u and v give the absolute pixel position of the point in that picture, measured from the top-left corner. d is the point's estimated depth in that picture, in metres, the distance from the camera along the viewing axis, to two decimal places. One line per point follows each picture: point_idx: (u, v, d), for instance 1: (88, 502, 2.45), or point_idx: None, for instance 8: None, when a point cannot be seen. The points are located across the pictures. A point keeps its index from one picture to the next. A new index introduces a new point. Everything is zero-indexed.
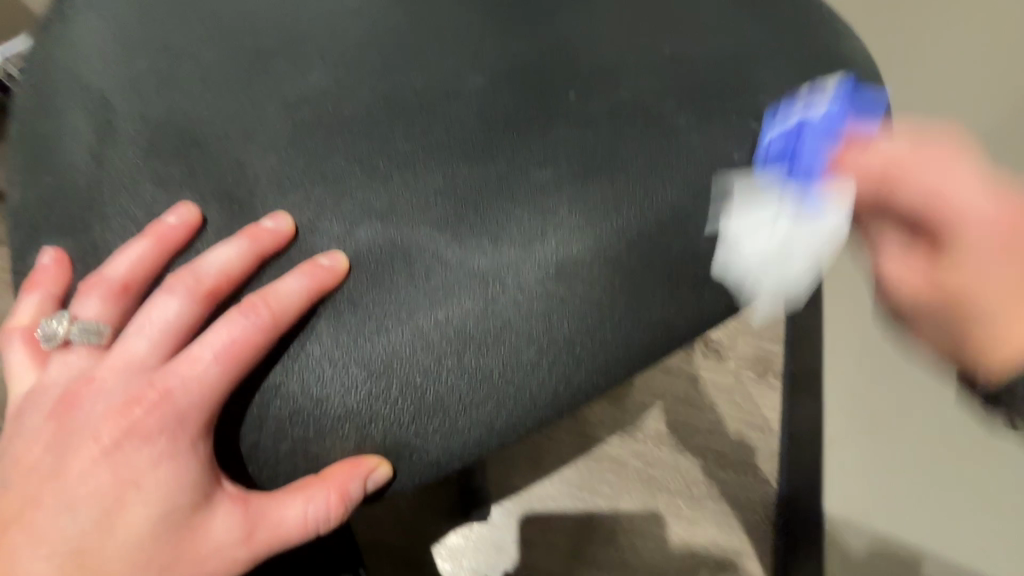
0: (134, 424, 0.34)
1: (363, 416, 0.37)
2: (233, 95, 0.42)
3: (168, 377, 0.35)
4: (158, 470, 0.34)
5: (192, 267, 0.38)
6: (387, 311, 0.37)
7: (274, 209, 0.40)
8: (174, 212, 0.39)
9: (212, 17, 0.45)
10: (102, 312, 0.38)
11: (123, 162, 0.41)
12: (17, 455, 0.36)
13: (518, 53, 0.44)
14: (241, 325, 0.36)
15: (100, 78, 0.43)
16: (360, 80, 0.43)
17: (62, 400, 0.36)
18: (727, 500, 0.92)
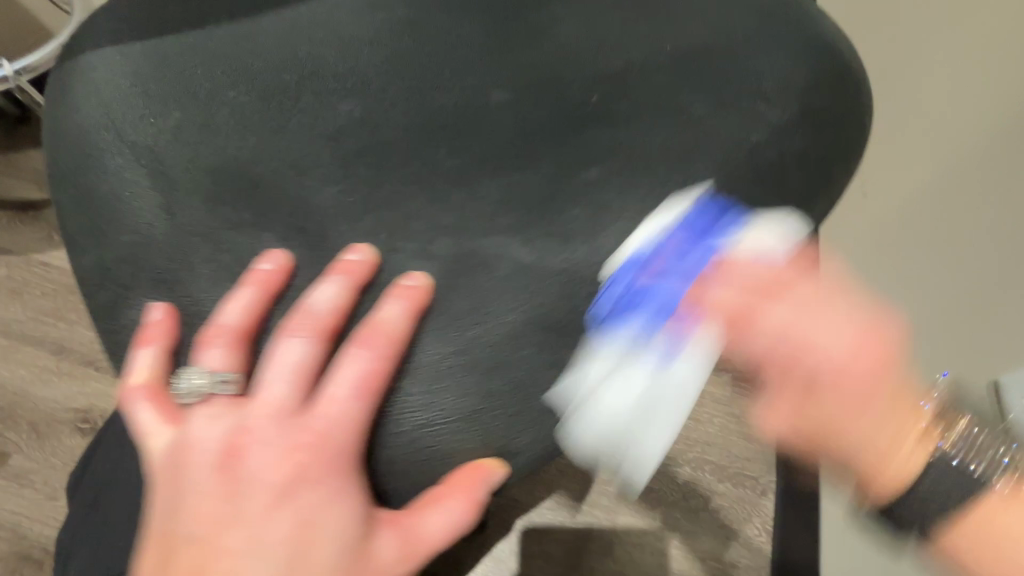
0: (304, 469, 0.34)
1: (461, 427, 0.37)
2: (275, 134, 0.44)
3: (317, 419, 0.35)
4: (336, 510, 0.34)
5: (303, 308, 0.38)
6: (487, 330, 0.38)
7: (354, 243, 0.41)
8: (268, 259, 0.40)
9: (244, 51, 0.47)
10: (229, 359, 0.37)
11: (188, 209, 0.42)
12: (193, 508, 0.34)
13: (546, 84, 0.46)
14: (367, 356, 0.36)
15: (141, 127, 0.44)
16: (396, 112, 0.45)
17: (226, 451, 0.35)
18: (727, 513, 0.92)
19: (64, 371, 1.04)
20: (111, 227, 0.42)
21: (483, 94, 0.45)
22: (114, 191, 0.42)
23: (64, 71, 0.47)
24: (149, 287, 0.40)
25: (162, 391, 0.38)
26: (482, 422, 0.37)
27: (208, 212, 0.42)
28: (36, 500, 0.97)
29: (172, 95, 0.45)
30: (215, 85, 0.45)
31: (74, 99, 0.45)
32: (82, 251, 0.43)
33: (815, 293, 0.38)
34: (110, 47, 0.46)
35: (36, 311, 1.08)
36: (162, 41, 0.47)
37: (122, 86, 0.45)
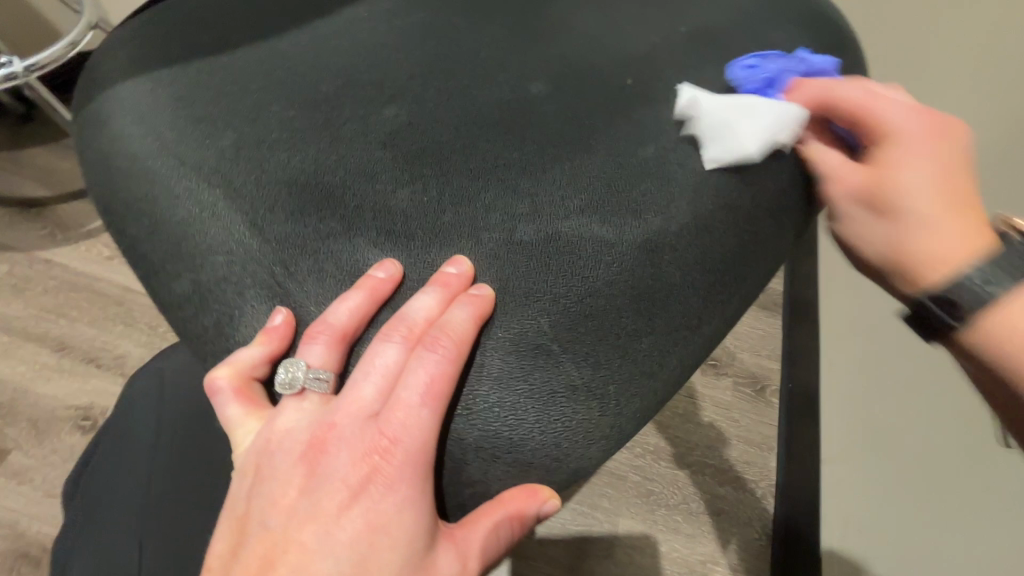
0: (376, 472, 0.34)
1: (572, 392, 0.36)
2: (333, 143, 0.44)
3: (391, 424, 0.34)
4: (404, 518, 0.33)
5: (400, 316, 0.38)
6: (596, 301, 0.39)
7: (452, 256, 0.40)
8: (383, 267, 0.39)
9: (285, 52, 0.48)
10: (327, 359, 0.37)
11: (274, 222, 0.40)
12: (272, 497, 0.35)
13: (583, 91, 0.47)
14: (439, 359, 0.35)
15: (202, 149, 0.42)
16: (441, 115, 0.46)
17: (312, 446, 0.35)
18: (728, 515, 0.94)
19: (66, 368, 1.04)
20: (199, 253, 0.39)
21: (525, 101, 0.47)
22: (189, 218, 0.40)
23: (92, 114, 0.45)
24: (189, 266, 0.39)
25: (250, 385, 0.38)
26: (597, 389, 0.37)
27: (296, 223, 0.40)
28: (33, 497, 0.96)
29: (223, 116, 0.44)
30: (263, 87, 0.46)
31: (117, 129, 0.43)
32: (173, 280, 0.39)
33: (883, 96, 0.43)
34: (152, 53, 0.47)
35: (39, 308, 1.09)
36: (205, 44, 0.48)
37: (171, 112, 0.44)
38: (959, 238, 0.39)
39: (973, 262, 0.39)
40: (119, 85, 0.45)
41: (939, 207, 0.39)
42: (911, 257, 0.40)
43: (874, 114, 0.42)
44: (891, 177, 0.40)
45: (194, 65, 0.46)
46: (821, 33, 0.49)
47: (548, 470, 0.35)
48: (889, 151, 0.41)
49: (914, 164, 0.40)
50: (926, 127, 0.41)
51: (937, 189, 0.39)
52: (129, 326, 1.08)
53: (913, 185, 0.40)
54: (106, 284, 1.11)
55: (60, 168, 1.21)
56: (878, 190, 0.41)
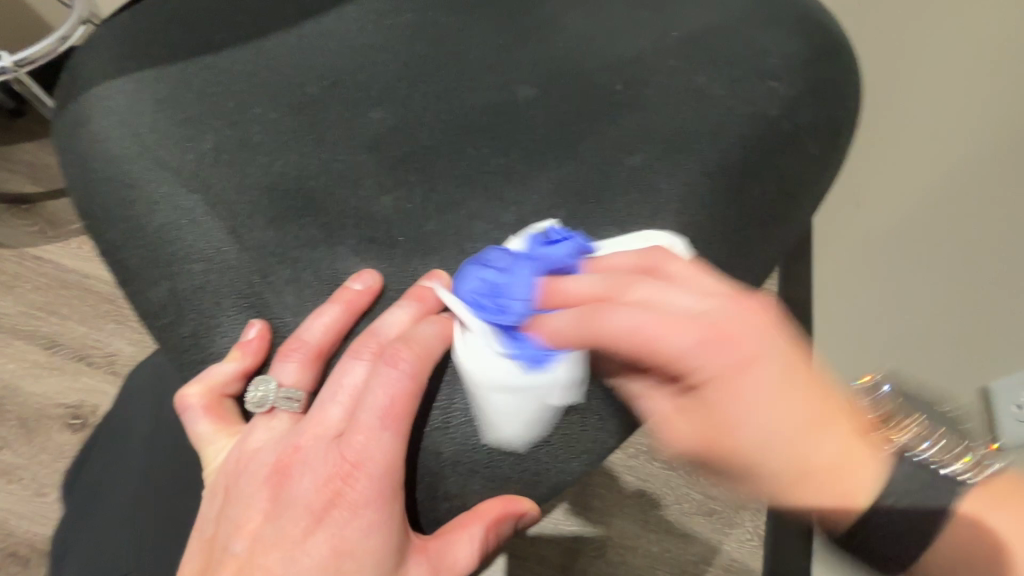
0: (340, 497, 0.32)
1: (553, 407, 0.35)
2: (315, 147, 0.43)
3: (351, 448, 0.33)
4: (372, 542, 0.32)
5: (372, 331, 0.36)
6: None
7: (432, 270, 0.40)
8: (360, 279, 0.38)
9: (269, 53, 0.47)
10: (301, 377, 0.36)
11: (253, 230, 0.39)
12: (238, 521, 0.34)
13: (570, 95, 0.47)
14: (400, 377, 0.33)
15: (181, 153, 0.42)
16: (427, 119, 0.45)
17: (276, 469, 0.34)
18: (719, 517, 0.94)
19: (54, 366, 1.04)
20: (175, 261, 0.38)
21: (512, 106, 0.46)
22: (166, 223, 0.39)
23: (71, 117, 0.44)
24: (166, 275, 0.38)
25: (221, 402, 0.37)
26: (578, 404, 0.36)
27: (277, 230, 0.39)
28: (21, 496, 0.95)
29: (203, 120, 0.43)
30: (245, 90, 0.45)
31: (95, 132, 0.43)
32: (149, 288, 0.39)
33: (637, 258, 0.36)
34: (132, 54, 0.46)
35: (27, 305, 1.07)
36: (188, 44, 0.47)
37: (150, 115, 0.43)
38: (841, 447, 0.35)
39: (885, 470, 0.36)
40: (98, 87, 0.44)
41: (828, 440, 0.35)
42: (790, 477, 0.35)
43: (652, 316, 0.34)
44: (738, 407, 0.33)
45: (176, 67, 0.46)
46: (813, 36, 0.49)
47: (528, 484, 0.35)
48: (716, 386, 0.33)
49: (762, 399, 0.33)
50: (749, 349, 0.33)
51: (776, 397, 0.33)
52: (119, 324, 1.07)
53: (767, 427, 0.34)
54: (94, 282, 1.10)
55: (49, 164, 1.20)
56: (726, 450, 0.35)
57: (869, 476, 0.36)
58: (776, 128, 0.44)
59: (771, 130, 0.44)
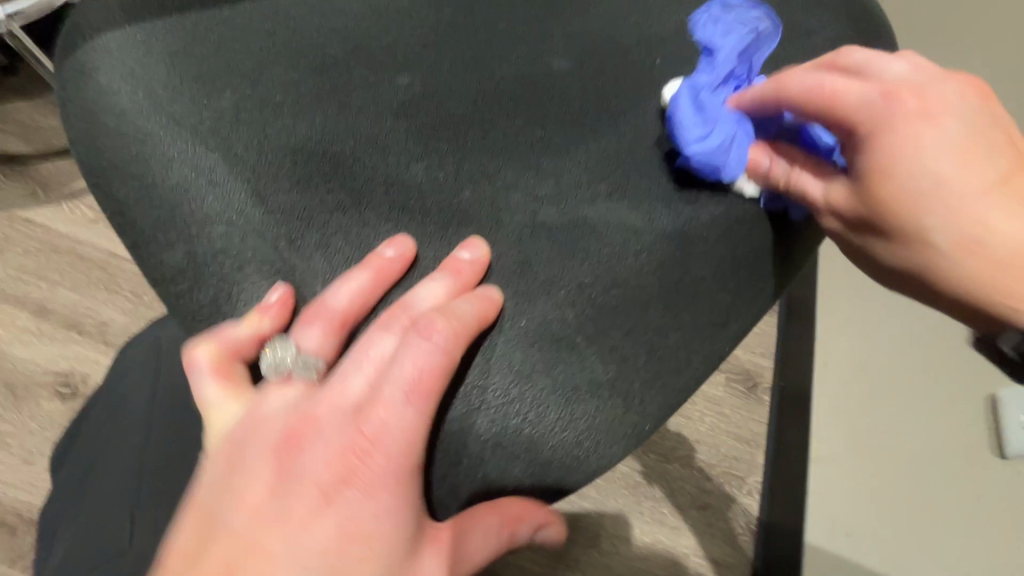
0: (356, 474, 0.30)
1: (596, 389, 0.34)
2: (341, 110, 0.40)
3: (373, 423, 0.30)
4: (387, 528, 0.29)
5: (403, 302, 0.35)
6: (624, 293, 0.36)
7: (468, 238, 0.38)
8: (393, 245, 0.36)
9: (285, 9, 0.44)
10: (322, 345, 0.35)
11: (278, 192, 0.37)
12: (235, 495, 0.30)
13: (606, 68, 0.44)
14: (432, 349, 0.32)
15: (197, 110, 0.39)
16: (457, 87, 0.42)
17: (286, 439, 0.31)
18: (713, 509, 0.93)
19: (44, 333, 1.00)
20: (192, 222, 0.36)
21: (547, 76, 0.43)
22: (180, 185, 0.37)
23: (74, 68, 0.41)
24: (180, 238, 0.36)
25: (233, 365, 0.35)
26: (621, 387, 0.35)
27: (302, 193, 0.37)
28: (9, 464, 0.93)
29: (218, 75, 0.40)
30: (262, 46, 0.42)
31: (100, 84, 0.39)
32: (163, 250, 0.36)
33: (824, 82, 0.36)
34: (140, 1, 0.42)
35: (17, 270, 1.04)
36: None
37: (162, 68, 0.40)
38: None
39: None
40: (103, 37, 0.41)
41: (1005, 206, 0.33)
42: (982, 260, 0.33)
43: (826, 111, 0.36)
44: (914, 152, 0.33)
45: (189, 18, 0.42)
46: (860, 12, 0.46)
47: (567, 471, 0.33)
48: (881, 142, 0.34)
49: (944, 156, 0.33)
50: (942, 102, 0.34)
51: (965, 160, 0.33)
52: (112, 293, 1.03)
53: (944, 173, 0.33)
54: (87, 249, 1.06)
55: (40, 124, 1.14)
56: (883, 221, 0.35)
57: None
58: None
59: None
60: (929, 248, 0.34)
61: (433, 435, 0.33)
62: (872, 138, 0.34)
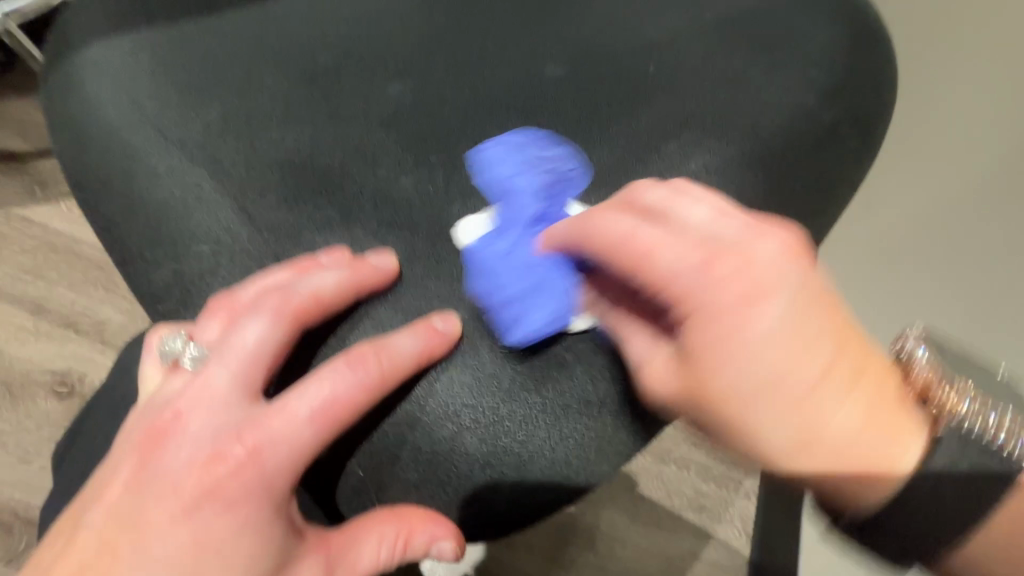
0: (217, 488, 0.30)
1: (585, 407, 0.33)
2: (330, 121, 0.40)
3: (256, 433, 0.31)
4: (239, 541, 0.29)
5: (286, 291, 0.33)
6: (614, 303, 0.35)
7: (382, 247, 0.37)
8: (330, 254, 0.35)
9: (276, 16, 0.43)
10: (256, 342, 0.32)
11: (266, 209, 0.37)
12: (103, 487, 0.32)
13: (598, 75, 0.43)
14: (350, 381, 0.31)
15: (184, 122, 0.38)
16: (448, 97, 0.42)
17: (155, 434, 0.32)
18: (708, 512, 0.93)
19: (40, 331, 1.00)
20: (180, 239, 0.36)
21: (539, 86, 0.43)
22: (168, 200, 0.36)
23: (60, 79, 0.40)
24: (168, 252, 0.36)
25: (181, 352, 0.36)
26: (611, 404, 0.34)
27: (291, 210, 0.37)
28: (4, 462, 0.93)
29: (205, 85, 0.40)
30: (250, 55, 0.41)
31: (86, 93, 0.39)
32: (151, 269, 0.37)
33: (639, 227, 0.33)
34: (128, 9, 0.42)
35: (13, 268, 1.04)
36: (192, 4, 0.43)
37: (148, 77, 0.39)
38: (862, 417, 0.31)
39: (929, 451, 0.31)
40: (90, 44, 0.41)
41: (840, 398, 0.31)
42: (819, 464, 0.32)
43: (662, 288, 0.32)
44: (745, 326, 0.30)
45: (176, 28, 0.42)
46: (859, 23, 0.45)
47: (554, 492, 0.33)
48: (706, 327, 0.31)
49: (770, 330, 0.30)
50: (777, 254, 0.31)
51: (797, 347, 0.30)
52: (108, 292, 1.03)
53: (774, 355, 0.30)
54: (83, 247, 1.06)
55: (38, 121, 1.14)
56: (720, 415, 0.32)
57: (901, 460, 0.31)
58: (824, 132, 0.42)
59: (820, 138, 0.41)
60: (763, 456, 0.32)
61: (420, 458, 0.32)
62: (693, 340, 0.31)
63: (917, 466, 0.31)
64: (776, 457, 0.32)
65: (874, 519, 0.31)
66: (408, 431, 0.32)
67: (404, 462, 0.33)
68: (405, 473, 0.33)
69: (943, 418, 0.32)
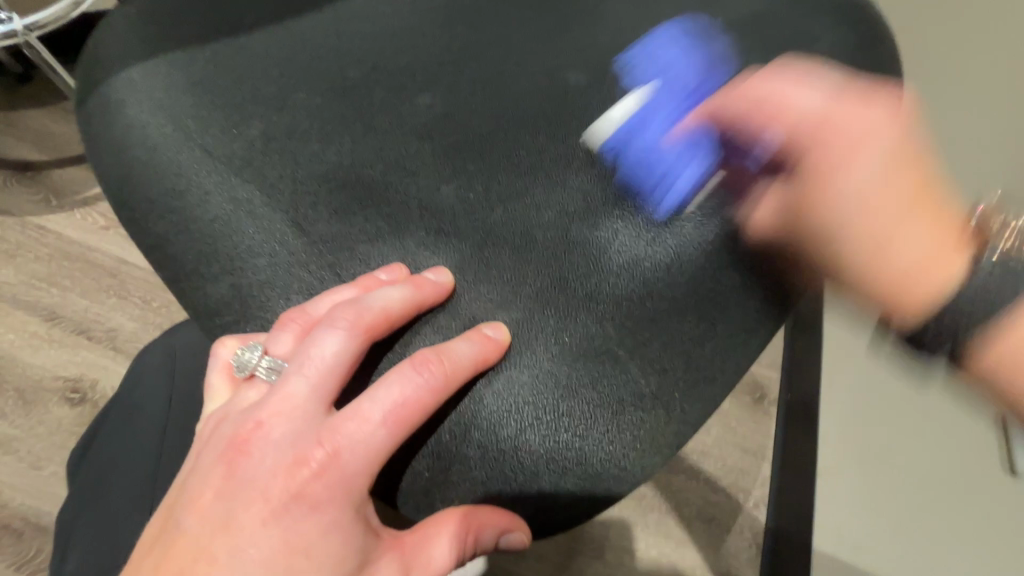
0: (302, 492, 0.30)
1: (639, 400, 0.35)
2: (366, 135, 0.41)
3: (335, 435, 0.31)
4: (328, 542, 0.30)
5: (360, 302, 0.34)
6: (657, 303, 0.37)
7: (437, 265, 0.38)
8: (387, 270, 0.37)
9: (308, 33, 0.45)
10: (331, 352, 0.33)
11: (316, 222, 0.38)
12: (191, 496, 0.32)
13: (623, 82, 0.44)
14: (417, 383, 0.32)
15: (228, 140, 0.40)
16: (478, 109, 0.43)
17: (237, 442, 0.33)
18: (719, 523, 0.92)
19: (55, 338, 1.01)
20: (234, 253, 0.38)
21: (564, 94, 0.43)
22: (220, 219, 0.38)
23: (101, 100, 0.42)
24: (221, 263, 0.38)
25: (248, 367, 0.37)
26: (662, 397, 0.35)
27: (341, 222, 0.38)
28: (18, 469, 0.94)
29: (246, 102, 0.41)
30: (287, 71, 0.43)
31: (132, 111, 0.41)
32: (200, 281, 0.38)
33: (780, 73, 0.37)
34: (167, 28, 0.44)
35: (30, 276, 1.05)
36: (229, 22, 0.44)
37: (191, 94, 0.41)
38: (932, 241, 0.33)
39: (981, 253, 0.33)
40: (133, 64, 0.42)
41: (924, 226, 0.33)
42: (883, 272, 0.34)
43: (792, 123, 0.35)
44: (839, 123, 0.34)
45: (214, 46, 0.43)
46: (881, 30, 0.45)
47: (615, 484, 0.34)
48: (818, 154, 0.34)
49: (871, 161, 0.33)
50: (867, 128, 0.34)
51: (897, 184, 0.33)
52: (121, 299, 1.04)
53: (867, 185, 0.33)
54: (99, 255, 1.07)
55: (56, 132, 1.16)
56: (798, 199, 0.35)
57: (956, 275, 0.33)
58: None
59: None
60: (837, 264, 0.35)
61: (487, 456, 0.33)
62: (802, 166, 0.35)
63: (961, 287, 0.32)
64: (844, 246, 0.34)
65: (928, 324, 0.33)
66: (471, 430, 0.34)
67: (470, 460, 0.33)
68: (472, 472, 0.33)
69: (998, 240, 0.33)
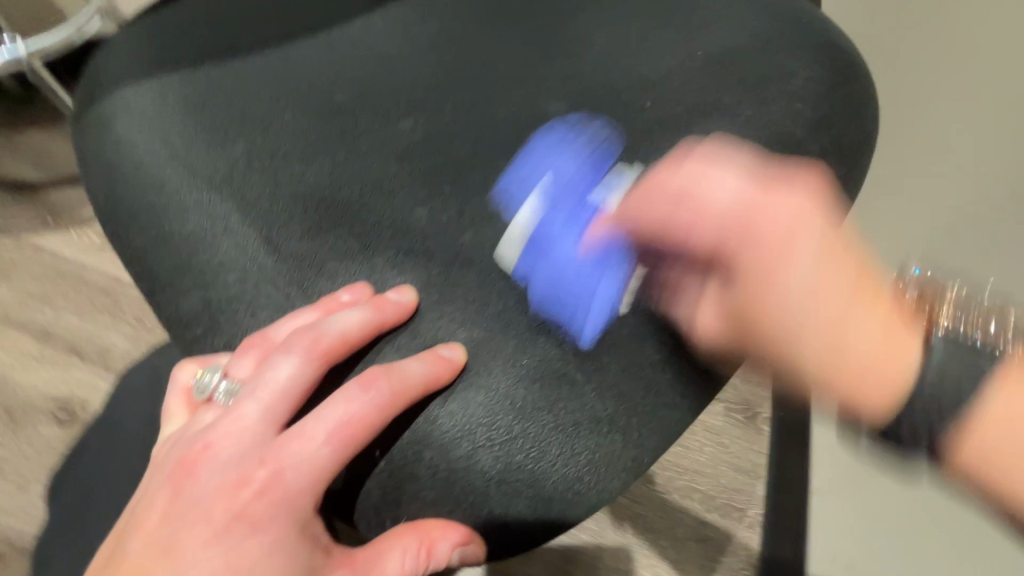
0: (244, 512, 0.31)
1: (595, 424, 0.35)
2: (345, 156, 0.42)
3: (278, 455, 0.32)
4: (272, 559, 0.31)
5: (317, 326, 0.35)
6: (618, 327, 0.38)
7: (402, 284, 0.39)
8: (350, 290, 0.38)
9: (296, 58, 0.46)
10: (281, 375, 0.34)
11: (290, 240, 0.39)
12: (140, 518, 0.33)
13: (596, 106, 0.45)
14: (362, 402, 0.33)
15: (213, 159, 0.41)
16: (458, 132, 0.44)
17: (186, 464, 0.34)
18: (712, 543, 0.90)
19: (46, 358, 1.02)
20: (209, 269, 0.39)
21: (540, 118, 0.45)
22: (198, 236, 0.39)
23: (91, 121, 0.44)
24: (197, 280, 0.39)
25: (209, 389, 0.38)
26: (619, 422, 0.36)
27: (314, 240, 0.39)
28: (3, 490, 0.93)
29: (230, 123, 0.42)
30: (273, 95, 0.44)
31: (119, 132, 0.42)
32: (177, 295, 0.39)
33: (694, 152, 0.35)
34: (155, 51, 0.45)
35: (23, 294, 1.06)
36: (219, 47, 0.46)
37: (175, 116, 0.42)
38: (883, 326, 0.32)
39: (927, 350, 0.32)
40: (123, 85, 0.44)
41: (869, 313, 0.32)
42: (847, 363, 0.32)
43: (770, 275, 0.32)
44: (778, 277, 0.31)
45: (201, 69, 0.45)
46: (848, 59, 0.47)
47: (568, 507, 0.35)
48: (747, 280, 0.32)
49: (811, 249, 0.31)
50: (797, 218, 0.32)
51: (828, 277, 0.31)
52: (115, 318, 1.04)
53: (810, 282, 0.31)
54: (94, 275, 1.08)
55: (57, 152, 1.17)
56: (750, 319, 0.33)
57: (907, 371, 0.32)
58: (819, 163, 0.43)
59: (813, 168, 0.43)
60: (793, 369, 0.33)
61: (440, 476, 0.34)
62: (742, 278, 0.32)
63: (921, 373, 0.32)
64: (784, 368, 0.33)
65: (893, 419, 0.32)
66: (425, 449, 0.34)
67: (424, 480, 0.34)
68: (424, 490, 0.34)
69: (940, 320, 0.33)
